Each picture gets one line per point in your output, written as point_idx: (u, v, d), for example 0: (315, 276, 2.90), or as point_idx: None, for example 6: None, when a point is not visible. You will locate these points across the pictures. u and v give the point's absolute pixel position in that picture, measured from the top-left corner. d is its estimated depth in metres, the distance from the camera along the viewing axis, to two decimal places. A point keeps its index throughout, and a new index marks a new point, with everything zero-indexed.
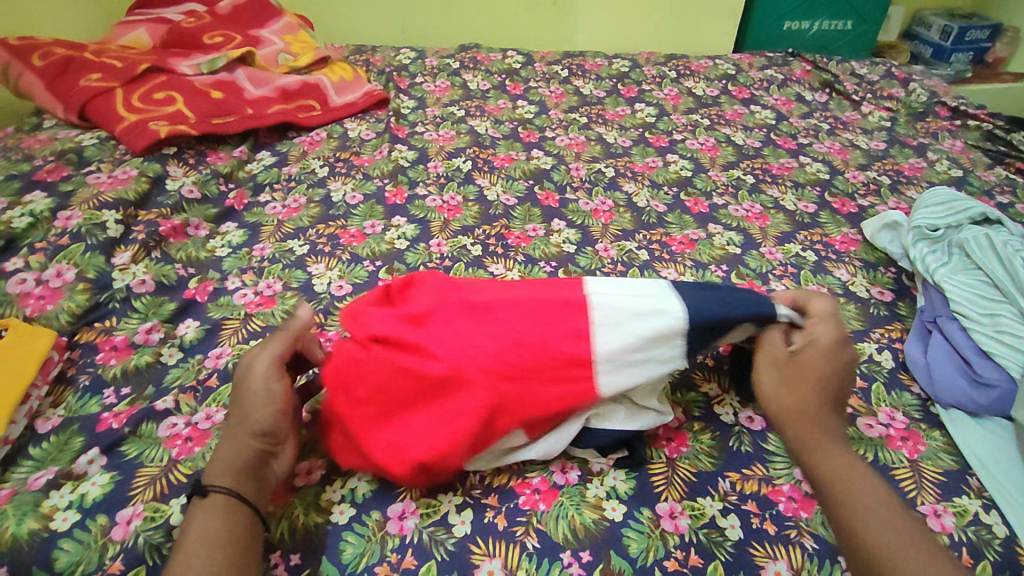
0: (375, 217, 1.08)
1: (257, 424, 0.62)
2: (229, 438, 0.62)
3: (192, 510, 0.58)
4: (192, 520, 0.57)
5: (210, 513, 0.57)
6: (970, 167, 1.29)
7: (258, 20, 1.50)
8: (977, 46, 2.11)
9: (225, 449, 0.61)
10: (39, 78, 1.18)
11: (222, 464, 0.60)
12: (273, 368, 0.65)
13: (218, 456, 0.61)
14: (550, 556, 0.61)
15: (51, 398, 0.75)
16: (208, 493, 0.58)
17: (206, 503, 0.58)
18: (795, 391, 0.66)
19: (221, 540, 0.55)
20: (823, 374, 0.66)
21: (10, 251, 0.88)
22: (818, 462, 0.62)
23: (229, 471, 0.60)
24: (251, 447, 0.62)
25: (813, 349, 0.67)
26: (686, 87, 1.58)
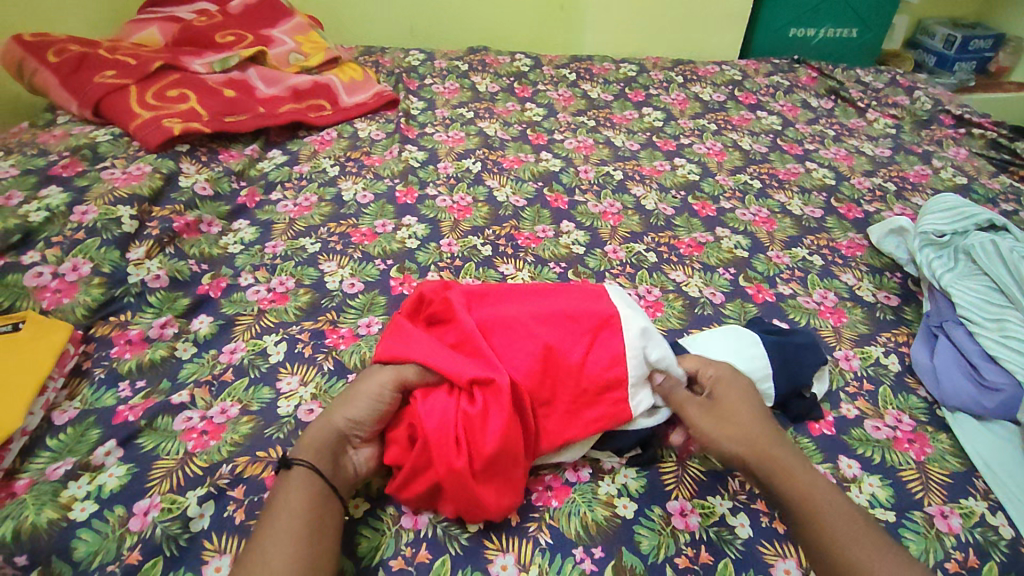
0: (386, 216, 1.09)
1: (353, 410, 0.64)
2: (318, 427, 0.64)
3: (277, 481, 0.60)
4: (278, 489, 0.59)
5: (295, 483, 0.59)
6: (974, 175, 1.30)
7: (269, 20, 1.51)
8: (980, 56, 2.13)
9: (315, 429, 0.64)
10: (53, 74, 1.19)
11: (308, 444, 0.62)
12: (389, 380, 0.66)
13: (304, 437, 0.63)
14: (562, 552, 0.62)
15: (67, 390, 0.76)
16: (291, 465, 0.60)
17: (289, 475, 0.60)
18: (738, 426, 0.66)
19: (304, 509, 0.57)
20: (754, 403, 0.69)
21: (27, 245, 0.89)
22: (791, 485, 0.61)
23: (314, 451, 0.61)
24: (340, 429, 0.63)
25: (724, 382, 0.70)
26: (692, 92, 1.59)
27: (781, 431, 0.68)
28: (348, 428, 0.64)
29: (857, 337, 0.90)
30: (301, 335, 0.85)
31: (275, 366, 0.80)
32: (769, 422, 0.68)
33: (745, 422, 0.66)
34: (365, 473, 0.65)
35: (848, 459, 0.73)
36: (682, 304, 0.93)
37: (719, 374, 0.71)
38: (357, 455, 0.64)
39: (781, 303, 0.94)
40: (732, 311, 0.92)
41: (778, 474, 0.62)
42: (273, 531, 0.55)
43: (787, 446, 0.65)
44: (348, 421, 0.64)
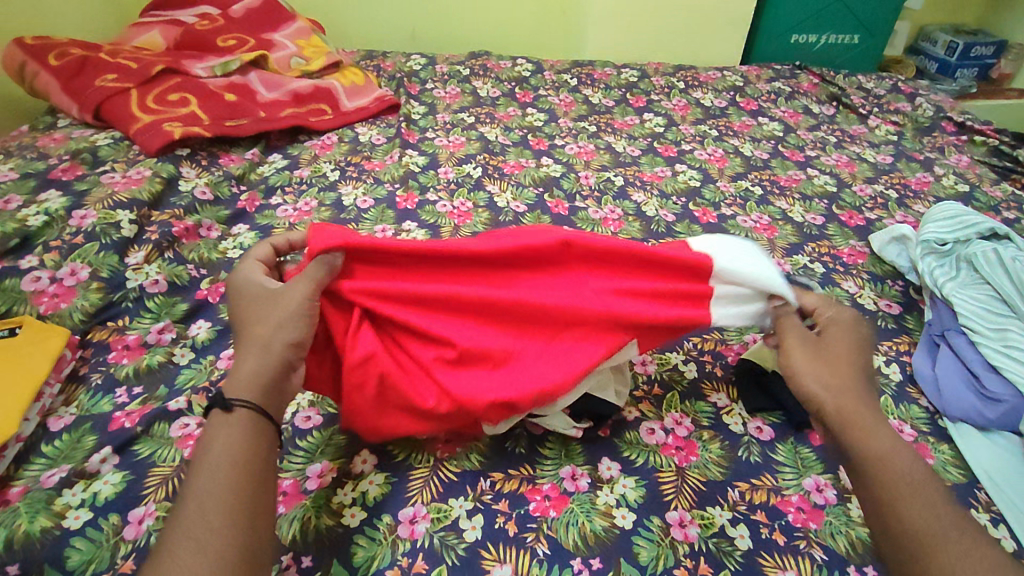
0: (385, 221, 1.08)
1: (292, 333, 0.60)
2: (250, 359, 0.58)
3: (212, 424, 0.54)
4: (215, 435, 0.53)
5: (235, 433, 0.53)
6: (977, 182, 1.30)
7: (271, 24, 1.51)
8: (982, 63, 2.13)
9: (252, 359, 0.58)
10: (53, 78, 1.19)
11: (249, 378, 0.57)
12: (311, 293, 0.63)
13: (240, 370, 0.58)
14: (560, 563, 0.61)
15: (64, 396, 0.75)
16: (233, 408, 0.55)
17: (231, 417, 0.54)
18: (831, 372, 0.62)
19: (247, 458, 0.52)
20: (853, 352, 0.65)
21: (26, 249, 0.89)
22: (864, 440, 0.57)
23: (256, 386, 0.57)
24: (282, 357, 0.59)
25: (838, 329, 0.68)
26: (694, 98, 1.59)
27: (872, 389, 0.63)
28: (289, 351, 0.60)
29: None
30: None
31: None
32: (860, 376, 0.63)
33: (842, 371, 0.63)
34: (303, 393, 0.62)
35: None
36: None
37: (837, 319, 0.69)
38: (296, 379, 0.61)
39: None
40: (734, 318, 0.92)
41: (850, 427, 0.58)
42: (211, 481, 0.50)
43: (871, 403, 0.61)
44: (290, 343, 0.60)
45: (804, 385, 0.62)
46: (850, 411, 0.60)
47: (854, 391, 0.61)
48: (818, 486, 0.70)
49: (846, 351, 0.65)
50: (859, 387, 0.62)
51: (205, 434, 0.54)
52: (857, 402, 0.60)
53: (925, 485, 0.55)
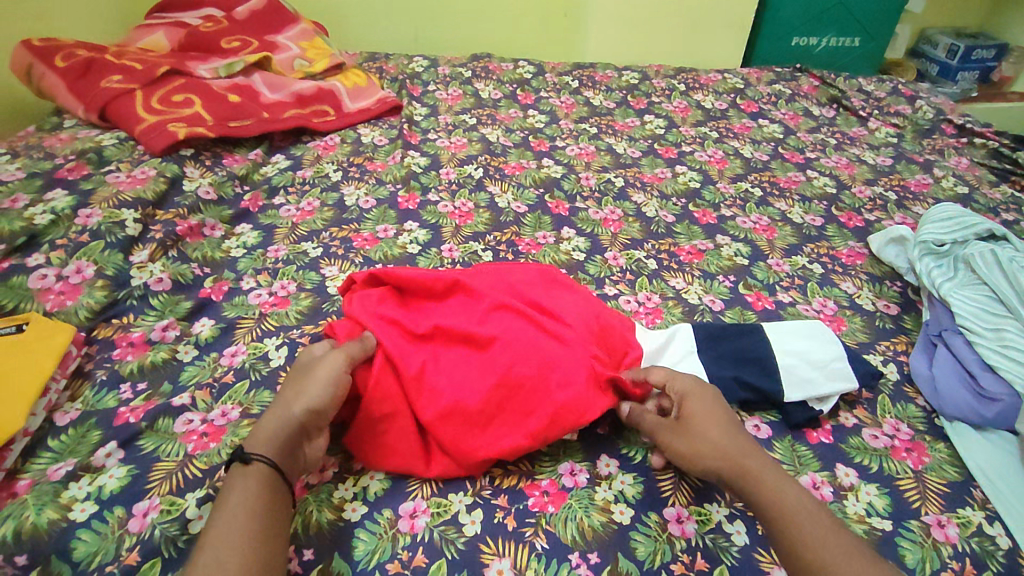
0: (387, 221, 1.09)
1: (314, 400, 0.63)
2: (272, 419, 0.62)
3: (233, 476, 0.58)
4: (234, 485, 0.57)
5: (251, 481, 0.57)
6: (976, 184, 1.30)
7: (274, 26, 1.53)
8: (984, 66, 2.13)
9: (271, 421, 0.62)
10: (60, 79, 1.20)
11: (267, 436, 0.61)
12: (343, 364, 0.65)
13: (259, 429, 0.62)
14: (558, 557, 0.62)
15: (69, 392, 0.76)
16: (251, 461, 0.58)
17: (249, 468, 0.58)
18: (704, 441, 0.65)
19: (263, 507, 0.56)
20: (716, 418, 0.67)
21: (32, 247, 0.90)
22: (760, 494, 0.60)
23: (271, 442, 0.60)
24: (298, 420, 0.62)
25: (692, 400, 0.69)
26: (694, 100, 1.60)
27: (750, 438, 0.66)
28: (306, 419, 0.63)
29: (856, 346, 0.90)
30: (301, 338, 0.85)
31: (276, 369, 0.80)
32: (736, 434, 0.66)
33: (717, 435, 0.65)
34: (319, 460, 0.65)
35: (845, 467, 0.73)
36: (682, 311, 0.93)
37: (684, 392, 0.70)
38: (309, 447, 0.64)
39: (781, 310, 0.94)
40: (732, 318, 0.93)
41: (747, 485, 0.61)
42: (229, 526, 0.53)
43: (755, 456, 0.63)
44: (307, 411, 0.63)
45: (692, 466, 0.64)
46: (732, 460, 0.63)
47: (726, 444, 0.64)
48: (815, 484, 0.71)
49: (710, 417, 0.67)
50: (739, 446, 0.64)
51: (226, 483, 0.58)
52: (733, 448, 0.64)
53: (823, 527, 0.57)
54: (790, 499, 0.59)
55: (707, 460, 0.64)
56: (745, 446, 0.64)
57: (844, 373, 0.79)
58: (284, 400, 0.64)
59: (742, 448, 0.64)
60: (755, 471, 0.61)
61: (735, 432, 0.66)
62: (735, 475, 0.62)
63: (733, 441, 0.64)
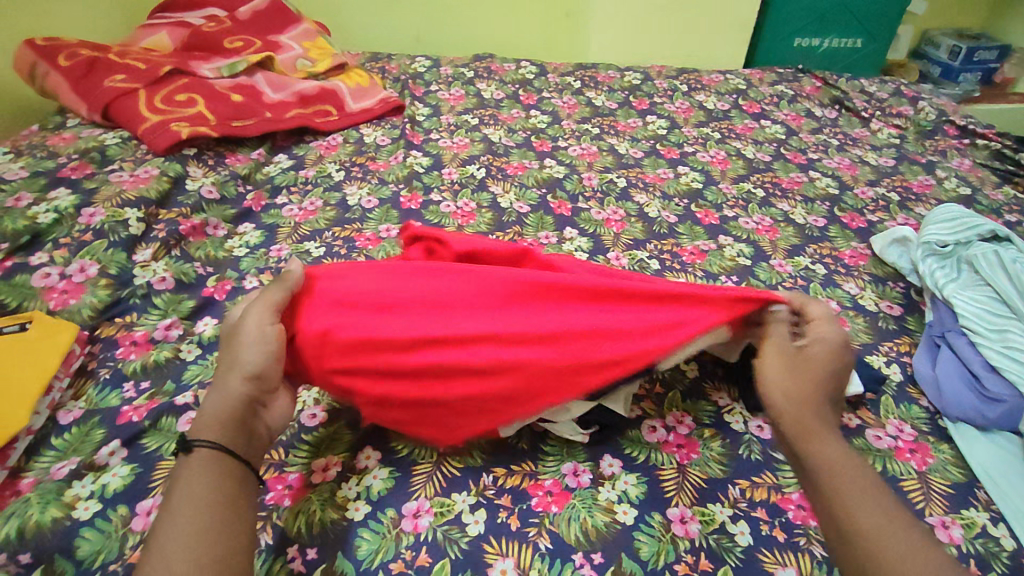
0: (390, 221, 1.10)
1: (249, 367, 0.62)
2: (212, 401, 0.61)
3: (180, 467, 0.58)
4: (179, 476, 0.56)
5: (195, 468, 0.57)
6: (979, 185, 1.30)
7: (277, 26, 1.53)
8: (986, 67, 2.12)
9: (211, 403, 0.61)
10: (64, 78, 1.20)
11: (209, 418, 0.60)
12: (267, 317, 0.66)
13: (203, 413, 0.61)
14: (562, 557, 0.62)
15: (72, 390, 0.76)
16: (193, 448, 0.58)
17: (193, 457, 0.57)
18: (794, 386, 0.64)
19: (208, 490, 0.55)
20: (826, 370, 0.66)
21: (35, 247, 0.90)
22: (817, 448, 0.60)
23: (211, 424, 0.59)
24: (242, 390, 0.62)
25: (818, 345, 0.68)
26: (697, 101, 1.60)
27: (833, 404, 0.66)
28: (249, 387, 0.62)
29: (860, 347, 0.90)
30: None
31: None
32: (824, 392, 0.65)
33: (806, 382, 0.65)
34: (278, 424, 0.65)
35: None
36: None
37: (826, 338, 0.68)
38: (265, 415, 0.64)
39: None
40: None
41: (803, 438, 0.61)
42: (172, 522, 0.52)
43: (829, 418, 0.63)
44: (247, 379, 0.62)
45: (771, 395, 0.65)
46: (799, 413, 0.63)
47: (805, 395, 0.64)
48: None
49: (821, 365, 0.66)
50: (823, 403, 0.64)
51: (174, 475, 0.57)
52: (817, 403, 0.63)
53: (875, 495, 0.56)
54: (846, 462, 0.59)
55: (778, 399, 0.64)
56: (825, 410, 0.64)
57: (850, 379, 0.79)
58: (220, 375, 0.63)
59: (815, 406, 0.63)
60: (816, 431, 0.61)
61: (826, 389, 0.65)
62: (792, 425, 0.62)
63: (815, 396, 0.64)
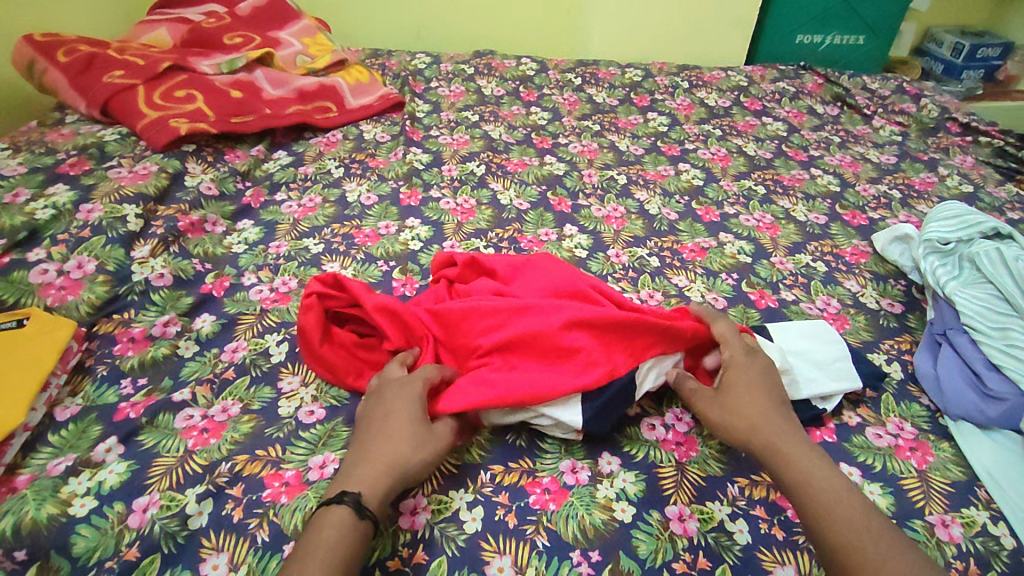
0: (389, 218, 1.09)
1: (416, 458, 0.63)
2: (376, 459, 0.62)
3: (338, 517, 0.57)
4: (340, 536, 0.56)
5: (354, 534, 0.56)
6: (981, 183, 1.30)
7: (278, 22, 1.53)
8: (989, 64, 2.11)
9: (386, 473, 0.61)
10: (62, 73, 1.20)
11: (379, 491, 0.60)
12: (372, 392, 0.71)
13: (370, 479, 0.61)
14: (559, 555, 0.62)
15: (70, 387, 0.76)
16: (365, 515, 0.57)
17: (358, 523, 0.57)
18: (739, 411, 0.68)
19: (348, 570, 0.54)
20: (761, 387, 0.70)
21: (32, 242, 0.90)
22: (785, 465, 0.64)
23: (377, 497, 0.60)
24: (406, 478, 0.62)
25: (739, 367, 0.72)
26: (698, 98, 1.59)
27: (783, 411, 0.69)
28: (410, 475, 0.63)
29: (860, 344, 0.89)
30: None
31: (277, 366, 0.80)
32: (772, 406, 0.69)
33: (754, 406, 0.68)
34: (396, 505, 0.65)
35: (849, 466, 0.72)
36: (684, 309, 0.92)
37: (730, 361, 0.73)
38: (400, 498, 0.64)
39: (784, 308, 0.94)
40: (735, 316, 0.92)
41: (772, 456, 0.65)
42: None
43: (787, 431, 0.67)
44: (415, 470, 0.63)
45: (721, 430, 0.69)
46: (758, 435, 0.66)
47: (758, 417, 0.67)
48: None
49: (755, 384, 0.71)
50: (777, 417, 0.68)
51: (330, 526, 0.56)
52: (765, 421, 0.67)
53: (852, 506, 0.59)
54: (814, 473, 0.62)
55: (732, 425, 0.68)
56: (781, 425, 0.67)
57: (848, 373, 0.79)
58: (380, 428, 0.66)
59: (782, 429, 0.66)
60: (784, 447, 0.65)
61: (778, 407, 0.69)
62: (767, 450, 0.65)
63: (776, 422, 0.67)
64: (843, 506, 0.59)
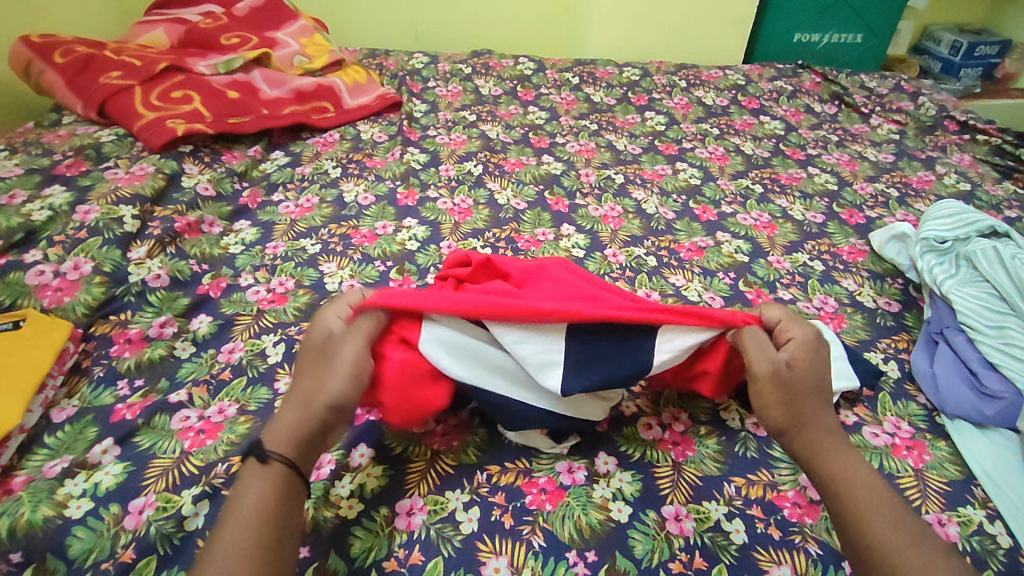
0: (386, 218, 1.09)
1: (331, 394, 0.61)
2: (288, 404, 0.62)
3: (248, 474, 0.57)
4: (248, 488, 0.55)
5: (261, 486, 0.55)
6: (978, 181, 1.29)
7: (276, 22, 1.53)
8: (987, 62, 2.11)
9: (293, 417, 0.60)
10: (59, 74, 1.20)
11: (286, 433, 0.59)
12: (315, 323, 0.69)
13: (283, 422, 0.60)
14: (556, 555, 0.62)
15: (66, 388, 0.76)
16: (269, 461, 0.57)
17: (265, 470, 0.56)
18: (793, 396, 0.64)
19: (269, 516, 0.54)
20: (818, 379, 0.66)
21: (29, 243, 0.90)
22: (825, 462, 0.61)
23: (283, 440, 0.58)
24: (321, 416, 0.60)
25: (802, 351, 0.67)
26: (695, 96, 1.59)
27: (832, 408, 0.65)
28: (325, 410, 0.60)
29: (857, 343, 0.89)
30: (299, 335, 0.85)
31: (273, 367, 0.80)
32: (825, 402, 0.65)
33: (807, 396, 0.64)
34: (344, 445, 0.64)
35: None
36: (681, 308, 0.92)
37: (800, 337, 0.68)
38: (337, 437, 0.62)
39: None
40: None
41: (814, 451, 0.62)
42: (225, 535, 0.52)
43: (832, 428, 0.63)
44: (327, 404, 0.60)
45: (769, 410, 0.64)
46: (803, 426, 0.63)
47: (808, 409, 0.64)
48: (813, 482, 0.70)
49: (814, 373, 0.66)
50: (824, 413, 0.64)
51: (242, 482, 0.56)
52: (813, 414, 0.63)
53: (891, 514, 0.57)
54: (855, 476, 0.60)
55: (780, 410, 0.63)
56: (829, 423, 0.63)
57: (846, 373, 0.79)
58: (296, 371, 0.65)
59: (828, 426, 0.63)
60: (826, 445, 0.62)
61: (826, 402, 0.65)
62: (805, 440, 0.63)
63: (823, 417, 0.64)
64: (880, 512, 0.57)
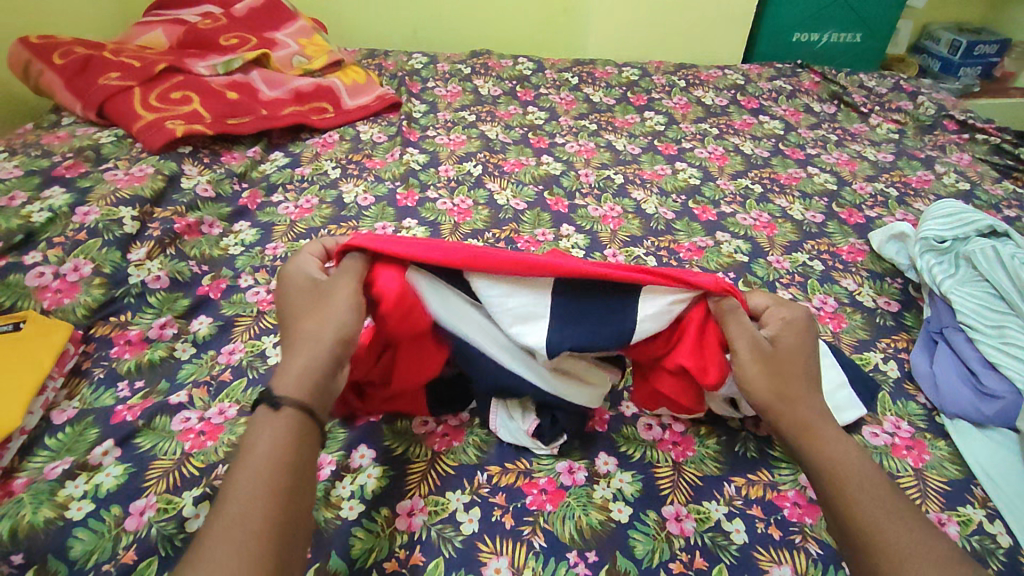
0: (386, 218, 1.09)
1: (338, 329, 0.58)
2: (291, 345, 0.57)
3: (260, 420, 0.51)
4: (260, 436, 0.50)
5: (275, 429, 0.51)
6: (977, 180, 1.30)
7: (275, 22, 1.52)
8: (986, 61, 2.11)
9: (300, 359, 0.56)
10: (58, 75, 1.20)
11: (296, 376, 0.54)
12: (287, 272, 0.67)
13: (288, 368, 0.55)
14: (556, 555, 0.62)
15: (66, 390, 0.76)
16: (281, 406, 0.52)
17: (278, 414, 0.51)
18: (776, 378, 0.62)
19: (283, 466, 0.49)
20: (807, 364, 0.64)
21: (28, 245, 0.90)
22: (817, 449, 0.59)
23: (294, 381, 0.54)
24: (332, 351, 0.57)
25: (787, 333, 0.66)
26: (695, 96, 1.59)
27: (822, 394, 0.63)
28: (336, 346, 0.58)
29: (856, 343, 0.89)
30: None
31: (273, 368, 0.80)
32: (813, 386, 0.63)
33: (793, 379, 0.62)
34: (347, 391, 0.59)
35: None
36: None
37: (791, 319, 0.67)
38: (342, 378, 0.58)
39: None
40: None
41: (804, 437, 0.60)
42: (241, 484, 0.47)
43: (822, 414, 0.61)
44: (335, 339, 0.58)
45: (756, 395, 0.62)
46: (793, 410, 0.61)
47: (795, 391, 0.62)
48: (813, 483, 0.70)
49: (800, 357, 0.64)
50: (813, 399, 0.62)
51: (251, 431, 0.51)
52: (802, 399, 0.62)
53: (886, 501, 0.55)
54: (847, 462, 0.57)
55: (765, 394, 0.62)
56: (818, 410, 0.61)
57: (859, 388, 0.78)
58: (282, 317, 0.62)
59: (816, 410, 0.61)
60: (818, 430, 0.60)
61: (816, 388, 0.64)
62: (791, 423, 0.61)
63: (814, 401, 0.62)
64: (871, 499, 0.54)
